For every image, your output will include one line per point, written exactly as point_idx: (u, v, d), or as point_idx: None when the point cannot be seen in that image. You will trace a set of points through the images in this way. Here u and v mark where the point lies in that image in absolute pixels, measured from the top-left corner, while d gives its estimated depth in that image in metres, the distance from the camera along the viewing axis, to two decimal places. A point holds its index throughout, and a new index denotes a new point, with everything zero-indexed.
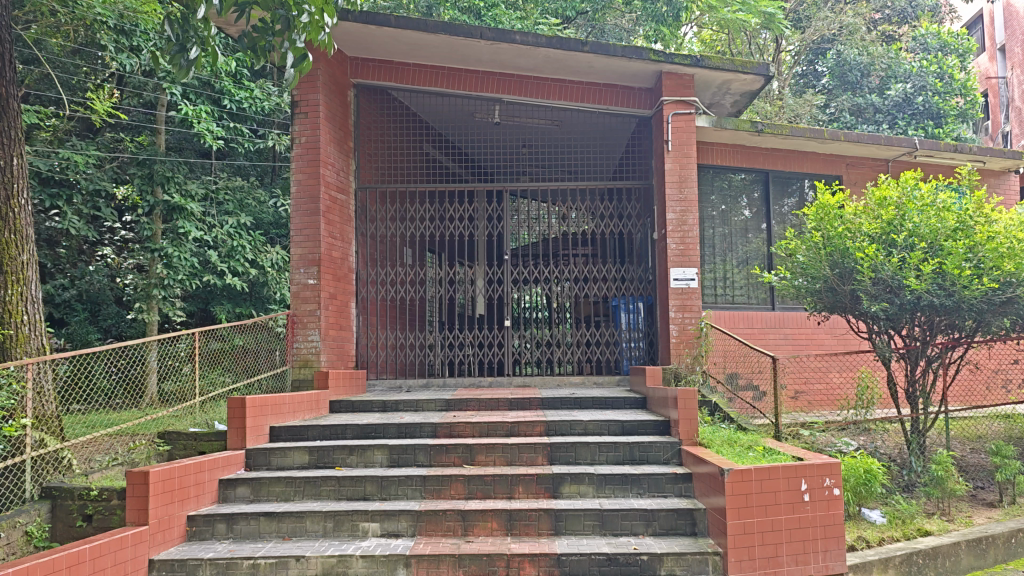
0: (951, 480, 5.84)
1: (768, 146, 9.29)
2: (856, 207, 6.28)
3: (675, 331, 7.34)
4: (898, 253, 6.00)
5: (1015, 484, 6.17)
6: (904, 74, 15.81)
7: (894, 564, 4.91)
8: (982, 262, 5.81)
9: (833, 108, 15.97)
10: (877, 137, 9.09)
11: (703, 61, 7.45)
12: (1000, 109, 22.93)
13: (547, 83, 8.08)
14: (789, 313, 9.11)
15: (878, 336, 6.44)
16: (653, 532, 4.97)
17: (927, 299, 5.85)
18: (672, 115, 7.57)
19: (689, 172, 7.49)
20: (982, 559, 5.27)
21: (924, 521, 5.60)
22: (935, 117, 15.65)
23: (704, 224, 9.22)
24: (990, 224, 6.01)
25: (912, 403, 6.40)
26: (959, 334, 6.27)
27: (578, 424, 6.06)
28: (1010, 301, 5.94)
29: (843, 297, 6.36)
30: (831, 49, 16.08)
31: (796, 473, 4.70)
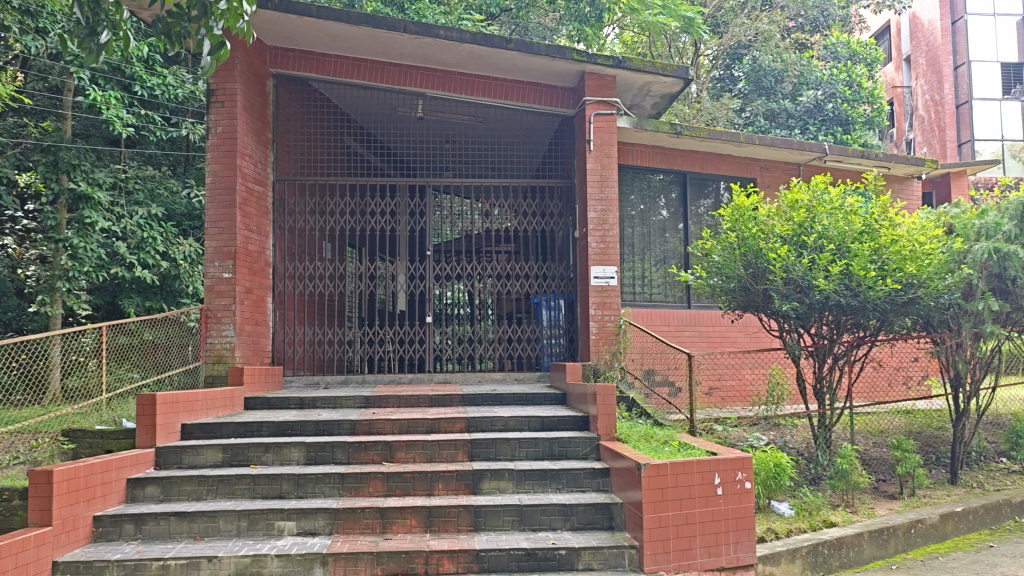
0: (855, 473, 6.05)
1: (686, 148, 9.51)
2: (769, 209, 6.44)
3: (595, 328, 7.43)
4: (808, 254, 6.18)
5: (915, 477, 6.44)
6: (815, 81, 16.39)
7: (802, 555, 5.09)
8: (886, 264, 6.06)
9: (748, 112, 16.46)
10: (790, 141, 9.39)
11: (624, 62, 7.57)
12: (904, 117, 23.97)
13: (471, 79, 8.07)
14: (703, 311, 9.37)
15: (789, 335, 6.64)
16: (571, 527, 5.04)
17: (834, 299, 6.08)
18: (594, 114, 7.67)
19: (610, 172, 7.60)
20: (883, 548, 5.51)
21: (829, 513, 5.82)
22: (844, 124, 16.33)
23: (625, 224, 9.29)
24: (895, 228, 6.25)
25: (820, 399, 6.63)
26: (864, 332, 6.54)
27: (499, 420, 6.08)
28: (912, 302, 6.28)
29: (756, 296, 6.54)
30: (747, 55, 16.51)
31: (710, 467, 4.83)
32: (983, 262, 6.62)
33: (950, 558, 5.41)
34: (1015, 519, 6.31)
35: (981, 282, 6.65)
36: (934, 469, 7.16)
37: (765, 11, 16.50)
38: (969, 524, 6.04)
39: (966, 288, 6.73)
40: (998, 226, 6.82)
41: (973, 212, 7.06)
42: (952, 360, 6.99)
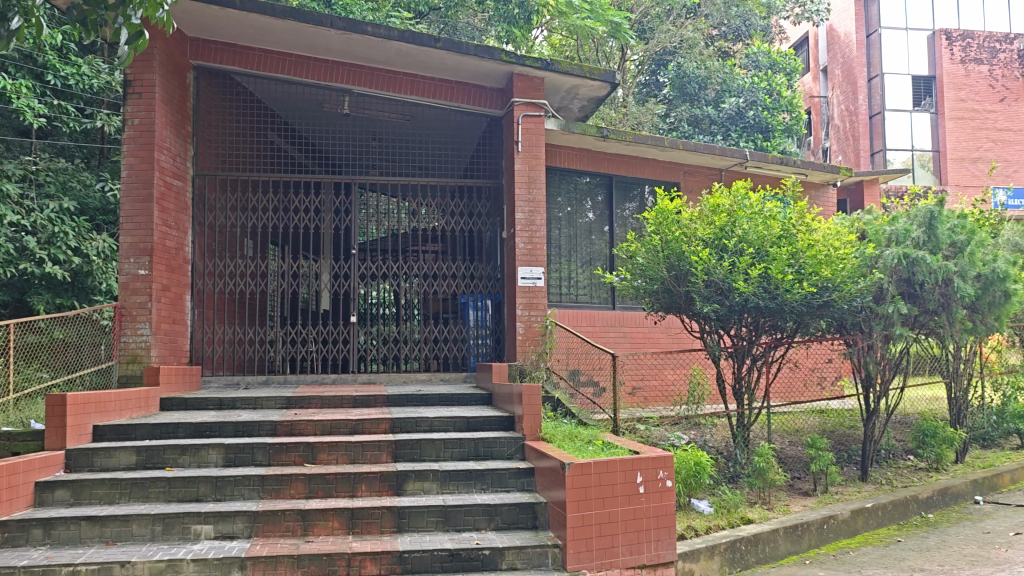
0: (772, 470, 6.23)
1: (612, 152, 9.63)
2: (692, 213, 6.55)
3: (521, 328, 7.47)
4: (729, 257, 6.31)
5: (828, 474, 6.66)
6: (737, 89, 16.71)
7: (720, 551, 5.21)
8: (802, 268, 6.26)
9: (672, 118, 16.75)
10: (712, 147, 9.61)
11: (552, 65, 7.65)
12: (821, 126, 24.77)
13: (398, 77, 8.01)
14: (627, 313, 9.52)
15: (709, 336, 6.79)
16: (495, 527, 5.05)
17: (753, 301, 6.24)
18: (522, 116, 7.70)
19: (538, 174, 7.65)
20: (798, 544, 5.68)
21: (747, 510, 5.97)
22: (764, 131, 16.73)
23: (552, 225, 9.36)
24: (811, 233, 6.45)
25: (739, 399, 6.81)
26: (781, 334, 6.73)
27: (424, 420, 6.05)
28: (826, 305, 6.50)
29: (678, 297, 6.65)
30: (672, 62, 16.82)
31: (632, 466, 4.89)
32: (893, 268, 6.90)
33: (860, 552, 5.61)
34: (921, 514, 6.58)
35: (891, 286, 6.95)
36: (846, 467, 7.42)
37: (691, 19, 16.85)
38: (878, 519, 6.27)
39: (877, 292, 7.02)
40: (907, 233, 7.11)
41: (884, 219, 7.35)
42: (865, 362, 7.22)
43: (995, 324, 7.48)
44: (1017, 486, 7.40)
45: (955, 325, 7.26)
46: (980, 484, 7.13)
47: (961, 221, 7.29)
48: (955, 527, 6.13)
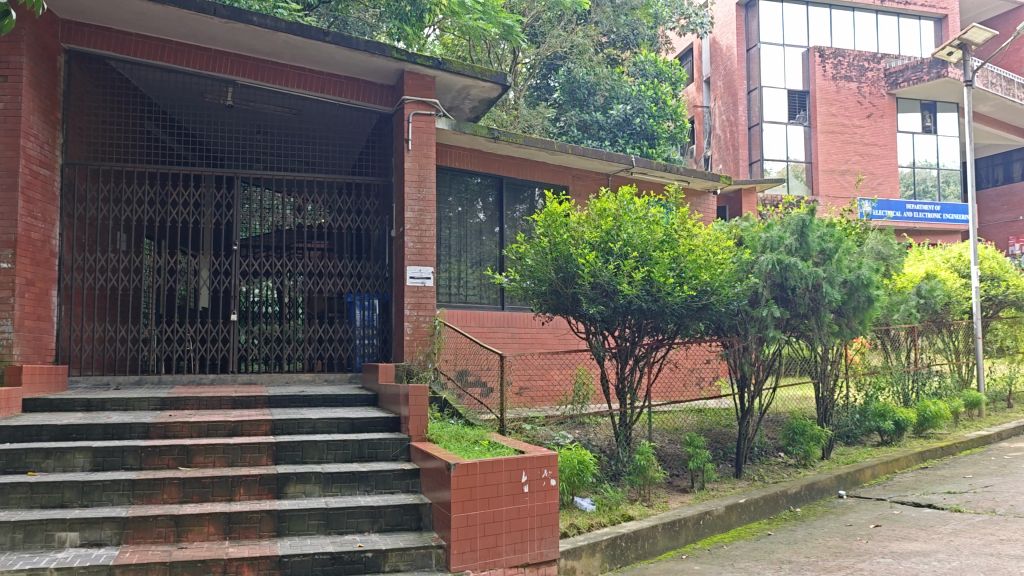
0: (652, 469, 6.44)
1: (503, 154, 9.69)
2: (579, 217, 6.65)
3: (410, 329, 7.43)
4: (614, 260, 6.44)
5: (705, 471, 6.91)
6: (625, 96, 17.20)
7: (601, 548, 5.32)
8: (684, 272, 6.45)
9: (562, 122, 16.98)
10: (600, 152, 9.83)
11: (443, 64, 7.65)
12: (703, 135, 25.68)
13: (284, 69, 7.83)
14: (516, 313, 9.65)
15: (594, 336, 6.91)
16: (378, 529, 5.01)
17: (636, 304, 6.38)
18: (413, 114, 7.66)
19: (428, 173, 7.62)
20: (675, 539, 5.86)
21: (627, 507, 6.11)
22: (650, 138, 17.39)
23: (442, 225, 9.31)
24: (692, 238, 6.69)
25: (622, 398, 6.98)
26: (662, 336, 6.94)
27: (306, 422, 5.93)
28: (705, 307, 6.73)
29: (565, 298, 6.73)
30: (563, 66, 17.10)
31: (517, 466, 4.93)
32: (768, 273, 7.24)
33: (734, 546, 5.83)
34: (789, 508, 6.90)
35: (766, 291, 7.28)
36: (721, 464, 7.69)
37: (581, 25, 17.15)
38: (750, 514, 6.54)
39: (753, 296, 7.34)
40: (781, 240, 7.45)
41: (761, 226, 7.67)
42: (739, 363, 7.55)
43: (859, 327, 7.94)
44: (876, 480, 7.86)
45: (824, 328, 7.66)
46: (844, 479, 7.54)
47: (830, 230, 7.72)
48: (821, 520, 6.46)
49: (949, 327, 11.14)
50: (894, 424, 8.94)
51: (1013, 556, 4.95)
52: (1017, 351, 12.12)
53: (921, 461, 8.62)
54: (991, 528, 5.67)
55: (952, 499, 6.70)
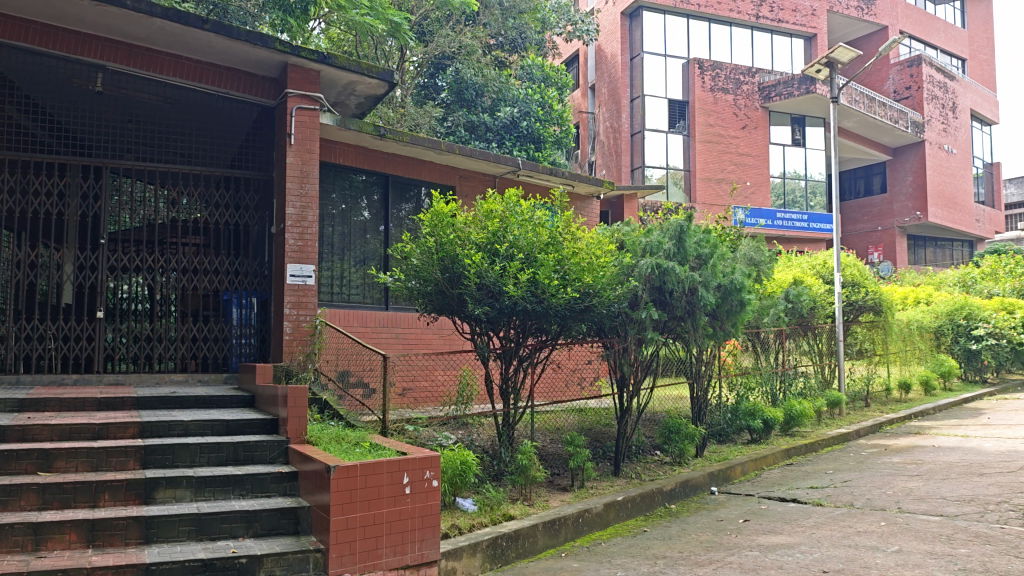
0: (533, 468, 6.50)
1: (388, 152, 9.58)
2: (466, 217, 6.59)
3: (289, 328, 7.27)
4: (499, 261, 6.44)
5: (584, 470, 7.03)
6: (512, 99, 17.41)
7: (482, 549, 5.33)
8: (567, 274, 6.56)
9: (450, 122, 16.98)
10: (487, 154, 9.89)
11: (329, 58, 7.52)
12: (588, 141, 26.14)
13: (160, 57, 7.48)
14: (401, 313, 9.62)
15: (479, 337, 6.91)
16: (253, 534, 4.87)
17: (521, 305, 6.41)
18: (296, 108, 7.46)
19: (311, 168, 7.47)
20: (554, 538, 5.93)
21: (508, 507, 6.14)
22: (536, 142, 17.68)
23: (325, 223, 9.11)
24: (575, 241, 6.79)
25: (505, 398, 7.02)
26: (546, 337, 7.03)
27: (178, 424, 5.69)
28: (587, 309, 6.86)
29: (451, 299, 6.68)
30: (450, 67, 17.10)
31: (399, 467, 4.88)
32: (647, 276, 7.43)
33: (611, 543, 5.95)
34: (665, 505, 7.11)
35: (645, 294, 7.48)
36: (601, 462, 7.85)
37: (469, 26, 17.15)
38: (628, 511, 6.70)
39: (632, 299, 7.53)
40: (660, 244, 7.64)
41: (641, 230, 7.87)
42: (620, 363, 7.71)
43: (731, 330, 8.32)
44: (745, 477, 8.20)
45: (699, 330, 7.97)
46: (716, 476, 7.83)
47: (705, 236, 8.02)
48: (694, 516, 6.68)
49: (814, 330, 11.74)
50: (763, 423, 9.37)
51: (868, 546, 5.25)
52: (873, 353, 12.90)
53: (787, 458, 9.05)
54: (849, 520, 6.01)
55: (815, 493, 7.06)
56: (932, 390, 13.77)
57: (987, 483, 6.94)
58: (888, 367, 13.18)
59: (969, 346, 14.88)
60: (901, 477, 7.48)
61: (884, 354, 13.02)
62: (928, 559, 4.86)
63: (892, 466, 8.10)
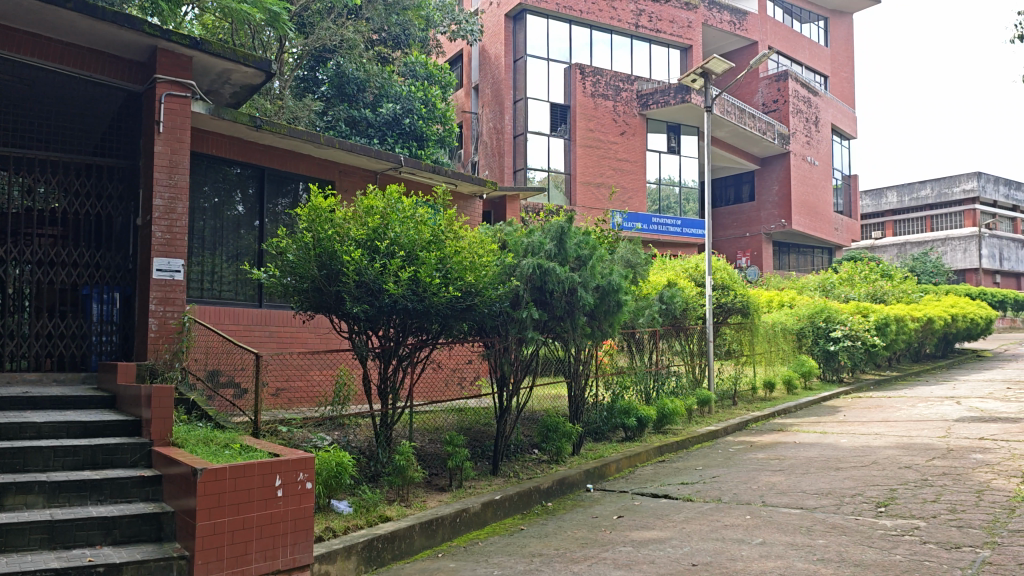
0: (411, 468, 6.42)
1: (265, 143, 9.29)
2: (345, 213, 6.45)
3: (155, 325, 6.91)
4: (380, 259, 6.32)
5: (462, 469, 7.02)
6: (395, 95, 17.25)
7: (357, 551, 5.22)
8: (449, 273, 6.52)
9: (330, 116, 16.67)
10: (368, 149, 9.75)
11: (202, 44, 7.25)
12: (471, 140, 26.13)
13: (17, 35, 6.88)
14: (275, 311, 9.45)
15: (357, 336, 6.77)
16: (112, 542, 4.62)
17: (401, 303, 6.31)
18: (165, 95, 7.13)
19: (181, 158, 7.16)
20: (432, 538, 5.89)
21: (385, 508, 6.05)
22: (418, 139, 17.55)
23: (195, 216, 8.74)
24: (457, 240, 6.77)
25: (384, 398, 6.92)
26: (425, 336, 6.96)
27: (30, 427, 5.33)
28: (468, 308, 6.83)
29: (328, 297, 6.49)
30: (331, 60, 16.81)
31: (271, 470, 4.73)
32: (528, 276, 7.48)
33: (488, 543, 5.95)
34: (542, 503, 7.17)
35: (526, 294, 7.54)
36: (479, 462, 7.85)
37: (351, 20, 16.79)
38: (505, 510, 6.72)
39: (513, 298, 7.58)
40: (541, 245, 7.69)
41: (522, 230, 7.90)
42: (500, 363, 7.74)
43: (608, 330, 8.51)
44: (620, 474, 8.37)
45: (577, 330, 8.13)
46: (592, 473, 7.96)
47: (585, 238, 8.16)
48: (570, 514, 6.77)
49: (685, 331, 12.13)
50: (637, 421, 9.63)
51: (734, 539, 5.46)
52: (741, 354, 13.45)
53: (659, 455, 9.31)
54: (716, 514, 6.23)
55: (685, 489, 7.29)
56: (794, 388, 14.46)
57: (843, 477, 7.35)
58: (753, 367, 13.77)
59: (827, 348, 15.73)
60: (765, 472, 7.83)
61: (751, 354, 13.60)
62: (789, 550, 5.09)
63: (757, 462, 8.47)
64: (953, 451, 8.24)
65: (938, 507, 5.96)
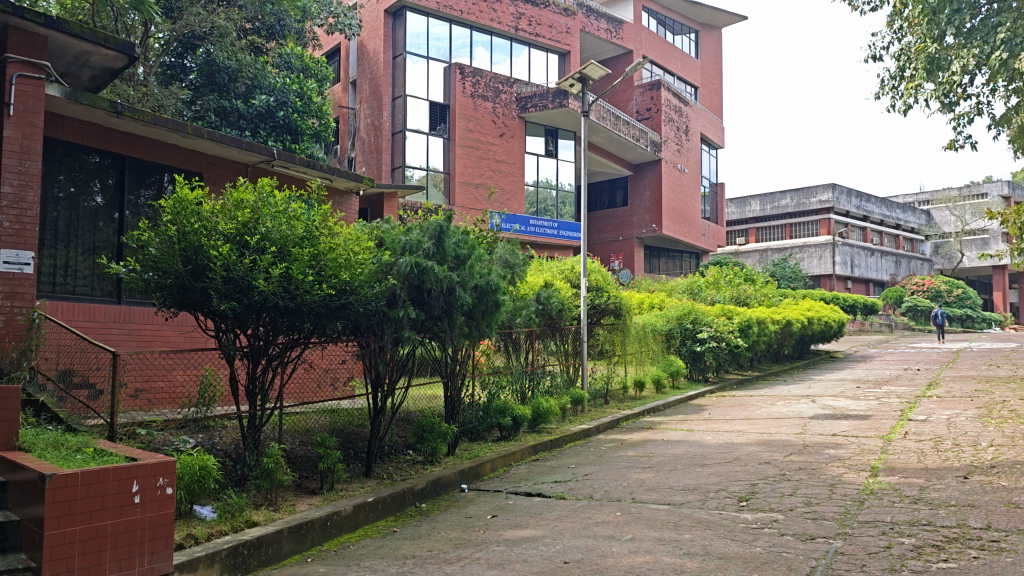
0: (280, 471, 6.24)
1: (127, 131, 8.82)
2: (213, 206, 6.17)
3: (1, 321, 6.47)
4: (250, 254, 6.08)
5: (334, 472, 6.88)
6: (268, 86, 16.83)
7: (220, 558, 5.02)
8: (323, 270, 6.36)
9: (198, 106, 16.07)
10: (238, 141, 9.42)
11: (60, 23, 6.79)
12: (347, 136, 25.73)
13: None
14: (135, 308, 9.01)
15: (224, 334, 6.51)
16: None
17: (272, 300, 6.11)
18: (16, 76, 6.64)
19: (33, 144, 6.71)
20: (301, 543, 5.73)
21: (251, 513, 5.85)
22: (293, 133, 17.49)
23: (47, 207, 8.22)
24: (332, 236, 6.62)
25: (252, 399, 6.69)
26: (296, 335, 6.77)
27: None
28: (343, 306, 6.70)
29: (193, 293, 6.21)
30: (201, 47, 16.08)
31: (127, 475, 4.50)
32: (405, 275, 7.40)
33: (359, 545, 5.85)
34: (415, 504, 7.11)
35: (403, 292, 7.44)
36: (352, 463, 7.71)
37: (223, 7, 16.07)
38: (377, 513, 6.63)
39: (390, 297, 7.48)
40: (419, 244, 7.65)
41: (400, 228, 7.77)
42: (374, 363, 7.61)
43: (485, 329, 8.54)
44: (494, 474, 8.40)
45: (455, 329, 8.12)
46: (466, 474, 7.96)
47: (463, 237, 8.14)
48: (443, 515, 6.73)
49: (561, 331, 12.31)
50: (511, 420, 9.70)
51: (605, 536, 5.56)
52: (613, 354, 13.77)
53: (533, 454, 9.39)
54: (588, 512, 6.33)
55: (558, 487, 7.38)
56: (662, 388, 14.95)
57: (708, 472, 7.62)
58: (625, 367, 14.13)
59: (694, 348, 16.31)
60: (634, 469, 8.03)
61: (622, 354, 13.95)
62: (657, 545, 5.23)
63: (627, 459, 8.68)
64: (808, 447, 8.71)
65: (795, 501, 6.27)
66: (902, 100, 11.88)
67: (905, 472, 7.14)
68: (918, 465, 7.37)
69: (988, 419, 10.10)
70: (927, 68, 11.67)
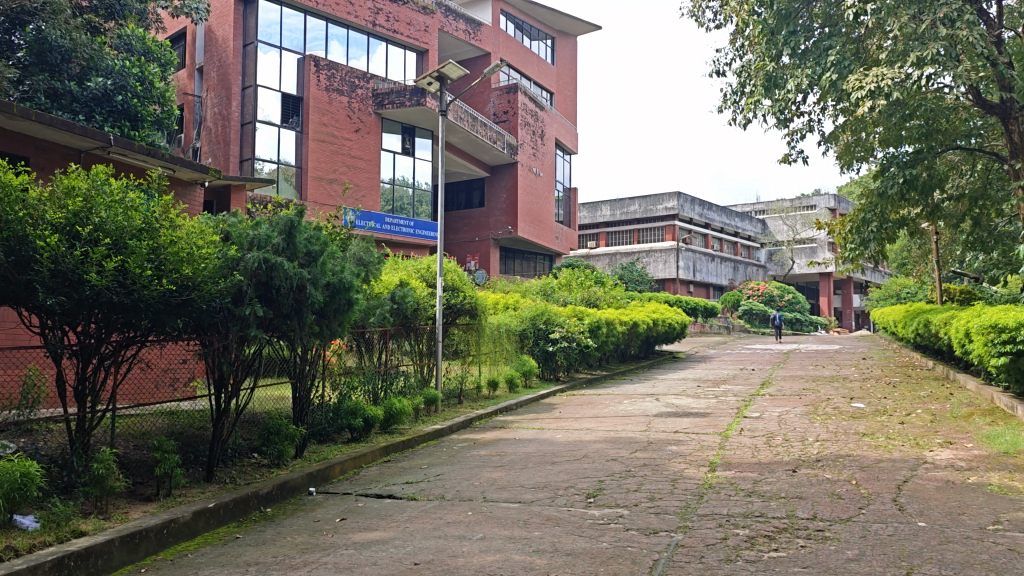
0: (111, 478, 5.87)
1: None
2: (41, 193, 5.73)
3: None
4: (80, 246, 5.69)
5: (172, 476, 6.53)
6: (105, 68, 15.95)
7: (42, 571, 4.69)
8: (162, 264, 6.05)
9: (26, 86, 14.89)
10: (71, 125, 8.83)
11: None
12: (193, 125, 24.57)
13: None
14: None
15: (50, 332, 6.05)
16: None
17: (105, 295, 5.76)
18: None
19: None
20: (134, 553, 5.42)
21: (79, 522, 5.48)
22: (132, 120, 16.75)
23: None
24: (173, 229, 6.30)
25: (81, 401, 6.25)
26: (132, 333, 6.39)
27: None
28: (184, 303, 6.39)
29: (15, 287, 5.73)
30: (31, 24, 14.88)
31: None
32: (253, 271, 7.14)
33: (198, 553, 5.60)
34: (260, 509, 6.87)
35: (250, 289, 7.17)
36: (192, 467, 7.35)
37: None
38: (219, 518, 6.36)
39: (236, 294, 7.18)
40: (268, 239, 7.39)
41: (248, 222, 7.51)
42: (217, 363, 7.26)
43: (337, 328, 8.37)
44: (344, 475, 8.26)
45: (304, 328, 7.89)
46: (314, 476, 7.76)
47: (315, 233, 8.00)
48: (290, 519, 6.54)
49: (415, 331, 12.23)
50: (363, 421, 9.55)
51: (455, 536, 5.56)
52: (467, 353, 13.84)
53: (385, 455, 9.30)
54: (439, 512, 6.32)
55: (409, 488, 7.34)
56: (515, 387, 15.20)
57: (557, 470, 7.77)
58: (478, 367, 14.22)
59: (546, 348, 16.63)
60: (486, 468, 8.08)
61: (476, 354, 14.02)
62: (506, 544, 5.28)
63: (478, 459, 8.73)
64: (652, 444, 9.05)
65: (639, 496, 6.49)
66: (743, 114, 12.53)
67: (741, 466, 7.54)
68: (753, 460, 7.81)
69: (815, 415, 10.83)
70: (765, 85, 12.31)
